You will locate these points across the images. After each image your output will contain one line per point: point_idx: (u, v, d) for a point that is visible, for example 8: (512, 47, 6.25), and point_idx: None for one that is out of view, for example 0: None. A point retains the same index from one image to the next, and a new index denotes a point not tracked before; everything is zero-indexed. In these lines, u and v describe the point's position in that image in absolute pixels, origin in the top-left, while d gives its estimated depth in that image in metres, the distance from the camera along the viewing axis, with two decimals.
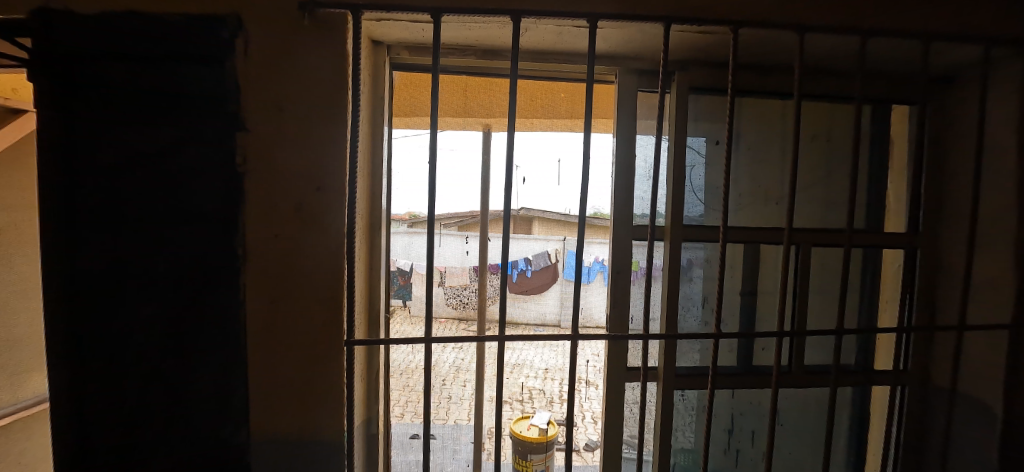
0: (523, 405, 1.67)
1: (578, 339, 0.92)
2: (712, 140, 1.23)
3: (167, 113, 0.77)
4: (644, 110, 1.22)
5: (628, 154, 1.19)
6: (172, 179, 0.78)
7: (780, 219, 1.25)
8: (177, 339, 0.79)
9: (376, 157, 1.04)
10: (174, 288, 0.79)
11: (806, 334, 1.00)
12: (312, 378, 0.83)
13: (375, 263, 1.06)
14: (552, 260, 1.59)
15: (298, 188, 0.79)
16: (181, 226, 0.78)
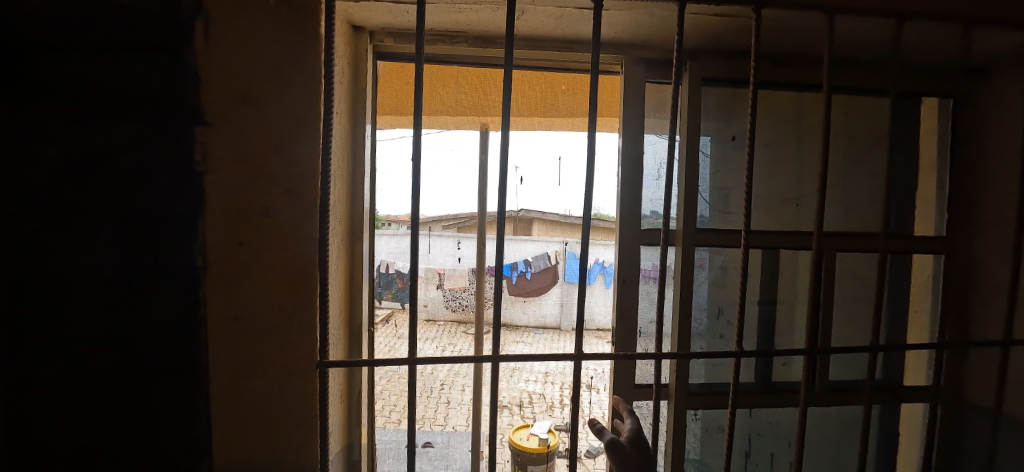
0: (522, 409, 1.67)
1: (582, 360, 0.81)
2: (726, 137, 1.15)
3: (106, 105, 0.66)
4: (653, 106, 1.15)
5: (635, 153, 1.11)
6: (110, 181, 0.67)
7: (804, 222, 1.15)
8: (117, 366, 0.69)
9: (356, 157, 0.94)
10: (113, 308, 0.68)
11: (834, 351, 0.90)
12: (280, 405, 0.73)
13: (356, 276, 0.96)
14: (552, 260, 1.52)
15: (262, 191, 0.70)
16: (122, 236, 0.67)
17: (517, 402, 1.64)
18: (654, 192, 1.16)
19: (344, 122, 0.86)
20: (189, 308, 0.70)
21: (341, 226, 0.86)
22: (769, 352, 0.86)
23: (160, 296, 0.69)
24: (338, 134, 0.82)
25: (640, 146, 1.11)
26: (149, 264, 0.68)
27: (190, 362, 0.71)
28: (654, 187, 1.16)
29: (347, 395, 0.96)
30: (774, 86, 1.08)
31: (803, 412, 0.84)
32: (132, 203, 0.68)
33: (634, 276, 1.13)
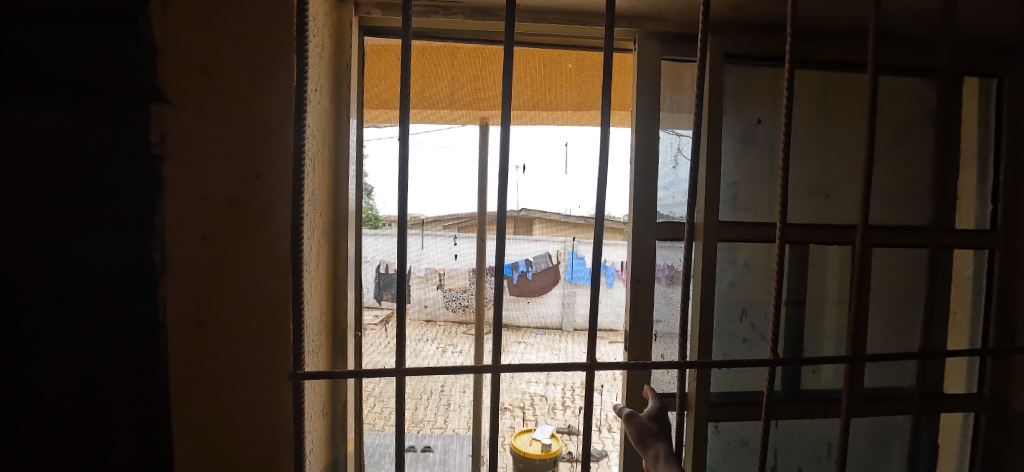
0: (524, 413, 1.52)
1: (595, 369, 0.73)
2: (753, 119, 1.13)
3: (30, 73, 0.54)
4: (666, 98, 1.11)
5: (649, 145, 1.05)
6: (36, 166, 0.55)
7: (831, 216, 1.08)
8: (54, 387, 0.58)
9: (340, 143, 0.84)
10: (53, 321, 0.57)
11: (873, 357, 0.81)
12: (250, 426, 0.64)
13: (341, 275, 0.87)
14: (553, 261, 1.39)
15: (229, 179, 0.61)
16: (55, 232, 0.56)
17: (517, 402, 1.52)
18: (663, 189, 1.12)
19: (327, 103, 0.77)
20: (137, 318, 0.59)
21: (323, 220, 0.77)
22: (804, 361, 0.76)
23: (102, 304, 0.58)
24: (320, 116, 0.73)
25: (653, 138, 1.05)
26: (86, 267, 0.57)
27: (137, 382, 0.60)
28: (670, 180, 1.12)
29: (331, 410, 0.86)
30: (815, 64, 1.02)
31: (846, 428, 0.75)
32: (66, 192, 0.56)
33: (649, 272, 1.06)
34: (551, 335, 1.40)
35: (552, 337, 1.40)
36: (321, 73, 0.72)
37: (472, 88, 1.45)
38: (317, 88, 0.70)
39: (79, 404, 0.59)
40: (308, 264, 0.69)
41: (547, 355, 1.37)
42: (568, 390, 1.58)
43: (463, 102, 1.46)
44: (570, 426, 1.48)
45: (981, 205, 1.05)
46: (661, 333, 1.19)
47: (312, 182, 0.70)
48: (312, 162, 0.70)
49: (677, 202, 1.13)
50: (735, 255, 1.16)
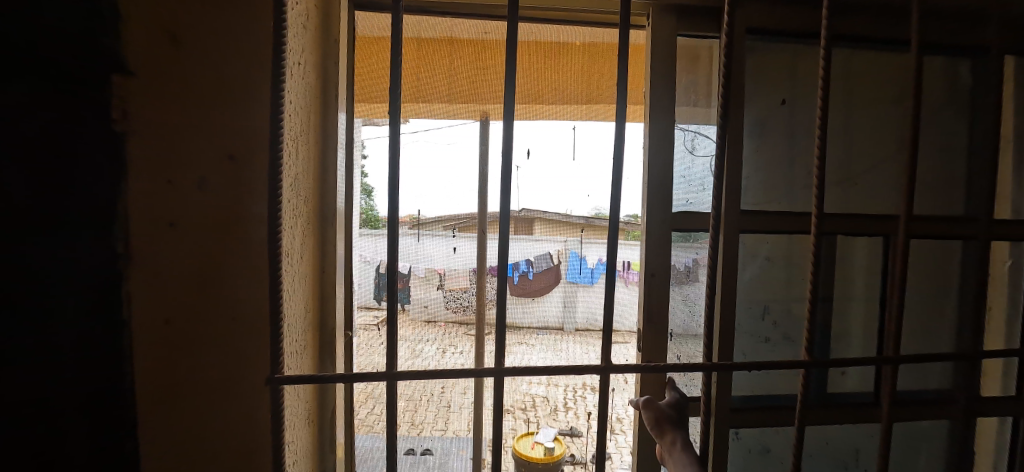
0: (525, 415, 1.42)
1: (609, 372, 0.67)
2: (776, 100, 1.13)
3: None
4: (682, 92, 1.13)
5: (663, 138, 1.06)
6: None
7: (843, 206, 1.07)
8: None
9: (326, 127, 0.79)
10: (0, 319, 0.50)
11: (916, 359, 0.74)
12: (221, 435, 0.57)
13: (329, 269, 0.81)
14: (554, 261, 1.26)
15: (199, 160, 0.54)
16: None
17: (519, 405, 1.42)
18: (680, 183, 1.14)
19: (312, 82, 0.71)
20: (96, 314, 0.52)
21: (309, 209, 0.71)
22: (844, 364, 0.68)
23: (48, 299, 0.51)
24: (303, 94, 0.67)
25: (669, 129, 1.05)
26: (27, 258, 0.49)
27: (99, 385, 0.53)
28: (688, 173, 1.15)
29: (320, 418, 0.80)
30: (849, 40, 1.02)
31: (886, 430, 0.70)
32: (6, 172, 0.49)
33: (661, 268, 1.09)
34: (547, 338, 1.33)
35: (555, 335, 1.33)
36: (304, 46, 0.66)
37: (472, 80, 1.36)
38: (299, 62, 0.64)
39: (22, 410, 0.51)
40: (289, 256, 0.62)
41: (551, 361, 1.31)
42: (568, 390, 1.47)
43: (461, 93, 1.36)
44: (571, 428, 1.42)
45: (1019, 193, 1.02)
46: (674, 334, 1.21)
47: (294, 165, 0.63)
48: (294, 144, 0.63)
49: (695, 196, 1.16)
50: (761, 248, 1.13)
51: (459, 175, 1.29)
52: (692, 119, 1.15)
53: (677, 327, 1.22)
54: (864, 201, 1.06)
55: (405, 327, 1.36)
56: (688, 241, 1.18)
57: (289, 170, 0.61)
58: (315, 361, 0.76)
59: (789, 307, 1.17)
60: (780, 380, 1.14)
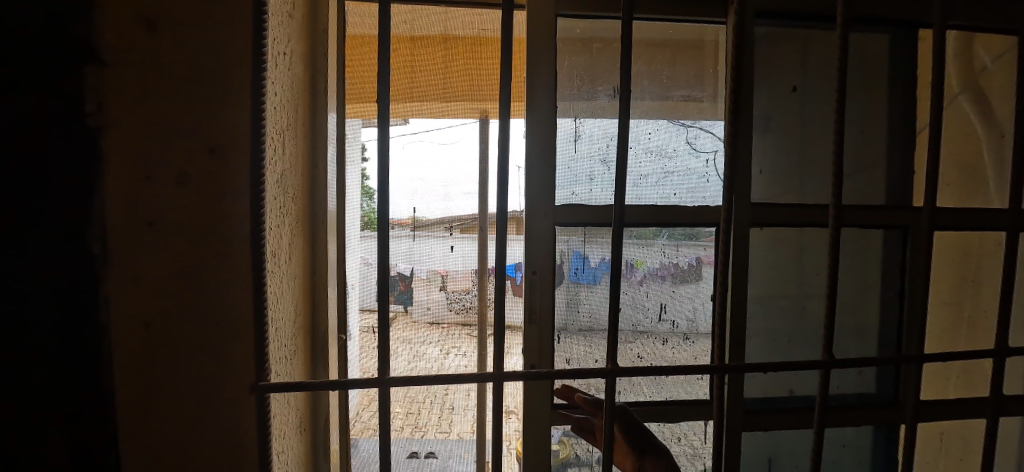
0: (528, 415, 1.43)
1: (615, 377, 0.60)
2: (786, 87, 1.13)
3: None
4: (565, 82, 1.17)
5: (540, 133, 1.13)
6: None
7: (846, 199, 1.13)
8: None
9: (314, 123, 0.75)
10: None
11: (952, 358, 0.68)
12: (205, 448, 0.54)
13: (320, 271, 0.78)
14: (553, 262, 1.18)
15: (180, 153, 0.51)
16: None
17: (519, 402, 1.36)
18: (565, 175, 1.15)
19: (299, 74, 0.67)
20: (73, 318, 0.50)
21: (297, 208, 0.68)
22: (867, 365, 0.64)
23: (27, 303, 0.49)
24: (289, 85, 0.63)
25: (548, 123, 1.13)
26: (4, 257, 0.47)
27: (79, 393, 0.50)
28: (572, 163, 1.16)
29: (310, 430, 0.75)
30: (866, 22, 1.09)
31: (911, 430, 0.67)
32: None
33: (545, 265, 1.16)
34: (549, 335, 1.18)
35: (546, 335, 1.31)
36: (290, 35, 0.63)
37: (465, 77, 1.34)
38: (284, 52, 0.61)
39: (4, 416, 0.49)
40: (274, 257, 0.59)
41: (544, 358, 1.19)
42: None
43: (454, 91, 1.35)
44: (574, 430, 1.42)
45: (1000, 183, 1.05)
46: (683, 335, 1.20)
47: (278, 160, 0.60)
48: (280, 137, 0.60)
49: (576, 189, 1.16)
50: (772, 239, 1.12)
51: (459, 173, 1.26)
52: (579, 107, 1.17)
53: (681, 328, 1.20)
54: (860, 193, 1.11)
55: (404, 329, 1.31)
56: (692, 238, 1.16)
57: (273, 164, 0.58)
58: (306, 367, 0.73)
59: (800, 304, 1.16)
60: (791, 378, 1.15)
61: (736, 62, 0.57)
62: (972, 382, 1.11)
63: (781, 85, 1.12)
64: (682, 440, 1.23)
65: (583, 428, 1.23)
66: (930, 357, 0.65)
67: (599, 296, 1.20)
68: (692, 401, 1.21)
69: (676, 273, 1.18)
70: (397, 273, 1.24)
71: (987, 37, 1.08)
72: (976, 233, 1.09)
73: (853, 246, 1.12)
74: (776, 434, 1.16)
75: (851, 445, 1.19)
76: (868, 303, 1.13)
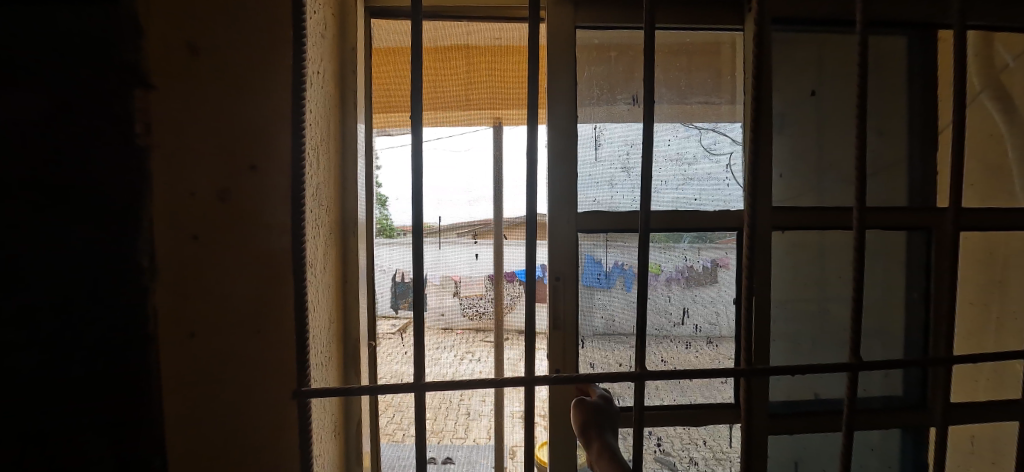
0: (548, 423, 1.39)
1: (645, 380, 0.61)
2: (805, 91, 1.13)
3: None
4: (587, 91, 1.19)
5: (560, 140, 1.15)
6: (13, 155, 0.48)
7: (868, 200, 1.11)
8: (22, 418, 0.49)
9: (345, 135, 0.78)
10: (32, 332, 0.49)
11: (985, 359, 0.67)
12: (246, 449, 0.56)
13: (351, 280, 0.81)
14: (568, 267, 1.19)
15: (224, 169, 0.54)
16: (14, 235, 0.48)
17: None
18: (590, 181, 1.17)
19: (331, 91, 0.71)
20: (122, 330, 0.52)
21: (330, 219, 0.71)
22: (895, 367, 0.63)
23: (73, 316, 0.50)
24: (323, 102, 0.67)
25: (568, 131, 1.15)
26: (56, 272, 0.49)
27: (127, 404, 0.52)
28: (594, 172, 1.17)
29: (342, 436, 0.77)
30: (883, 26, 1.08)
31: (942, 434, 0.66)
32: (22, 187, 0.48)
33: (568, 270, 1.17)
34: (569, 338, 1.20)
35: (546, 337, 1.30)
36: (322, 55, 0.66)
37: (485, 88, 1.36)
38: (318, 72, 0.64)
39: (54, 428, 0.50)
40: (312, 267, 0.62)
41: (566, 362, 1.19)
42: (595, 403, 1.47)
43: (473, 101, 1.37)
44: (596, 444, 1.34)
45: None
46: (705, 337, 1.20)
47: (315, 175, 0.63)
48: (316, 152, 0.64)
49: (596, 194, 1.17)
50: (793, 240, 1.11)
51: (476, 180, 1.29)
52: (597, 114, 1.19)
53: (700, 332, 1.20)
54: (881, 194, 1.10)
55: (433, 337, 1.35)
56: (704, 241, 1.16)
57: (310, 179, 0.61)
58: (339, 372, 0.75)
59: (823, 307, 1.16)
60: (818, 381, 1.14)
61: (756, 69, 0.58)
62: (1002, 385, 1.09)
63: (799, 89, 1.12)
64: (703, 442, 1.24)
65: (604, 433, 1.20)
66: (959, 358, 0.65)
67: (617, 300, 1.22)
68: (712, 403, 1.21)
69: (694, 276, 1.18)
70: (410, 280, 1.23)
71: (1006, 37, 1.08)
72: (1003, 233, 1.07)
73: (877, 249, 1.11)
74: (800, 436, 1.15)
75: (878, 450, 1.17)
76: (893, 304, 1.12)
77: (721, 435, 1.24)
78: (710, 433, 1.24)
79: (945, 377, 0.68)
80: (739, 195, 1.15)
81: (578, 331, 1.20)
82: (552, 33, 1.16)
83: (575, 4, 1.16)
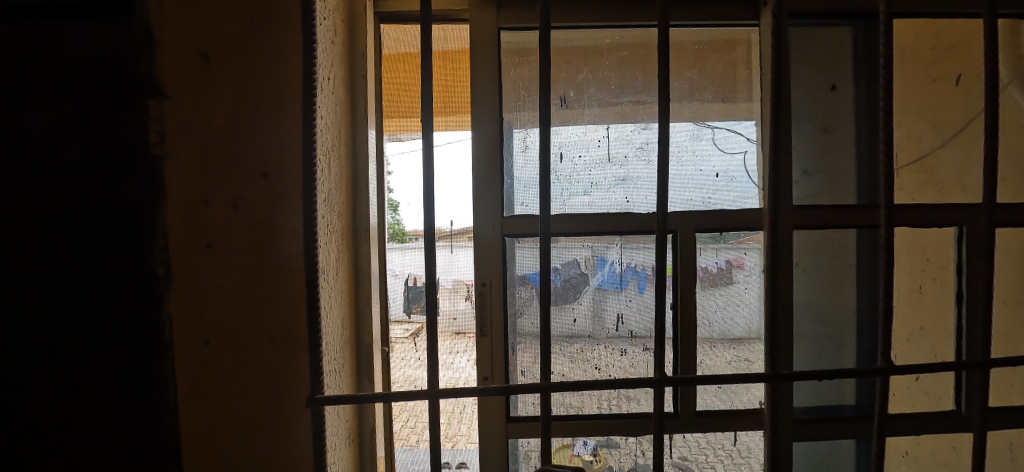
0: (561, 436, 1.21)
1: (665, 386, 0.59)
2: (827, 85, 1.14)
3: (21, 70, 0.49)
4: (512, 94, 1.20)
5: (488, 148, 1.17)
6: (43, 168, 0.49)
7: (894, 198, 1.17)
8: (63, 420, 0.52)
9: (355, 140, 0.77)
10: (68, 336, 0.51)
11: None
12: (265, 455, 0.56)
13: (363, 285, 0.80)
14: (581, 270, 1.18)
15: (236, 176, 0.54)
16: (54, 247, 0.50)
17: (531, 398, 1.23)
18: (521, 183, 1.20)
19: (340, 97, 0.70)
20: (142, 336, 0.52)
21: (342, 225, 0.70)
22: (929, 371, 0.61)
23: (102, 322, 0.51)
24: (333, 108, 0.66)
25: (492, 137, 1.17)
26: (87, 280, 0.51)
27: (145, 415, 0.52)
28: (523, 172, 1.20)
29: (353, 444, 0.74)
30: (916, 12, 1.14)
31: (980, 440, 0.63)
32: (59, 199, 0.50)
33: (495, 276, 1.19)
34: (500, 341, 1.21)
35: (482, 347, 1.22)
36: (332, 61, 0.66)
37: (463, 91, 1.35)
38: (328, 78, 0.64)
39: (89, 429, 0.52)
40: (324, 274, 0.62)
41: (494, 366, 1.21)
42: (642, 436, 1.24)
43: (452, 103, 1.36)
44: (620, 454, 1.24)
45: None
46: (722, 337, 1.19)
47: (326, 181, 0.63)
48: (327, 159, 0.63)
49: (607, 194, 1.15)
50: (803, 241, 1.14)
51: (459, 181, 1.21)
52: (608, 114, 1.17)
53: (714, 335, 1.18)
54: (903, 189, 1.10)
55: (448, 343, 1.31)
56: (714, 241, 1.15)
57: (321, 185, 0.61)
58: (353, 379, 0.75)
59: (843, 304, 1.16)
60: (843, 385, 1.17)
61: (774, 64, 0.56)
62: None
63: (821, 84, 1.14)
64: (724, 446, 1.22)
65: (617, 437, 1.22)
66: (999, 360, 0.62)
67: (629, 304, 1.19)
68: (734, 406, 1.20)
69: (687, 278, 1.15)
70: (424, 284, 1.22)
71: None
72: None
73: (909, 245, 1.18)
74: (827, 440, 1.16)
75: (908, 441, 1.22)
76: (922, 301, 1.20)
77: (742, 437, 1.22)
78: (730, 436, 1.22)
79: (982, 380, 0.65)
80: (755, 192, 1.15)
81: (510, 332, 1.23)
82: (485, 35, 1.17)
83: (586, 6, 1.16)
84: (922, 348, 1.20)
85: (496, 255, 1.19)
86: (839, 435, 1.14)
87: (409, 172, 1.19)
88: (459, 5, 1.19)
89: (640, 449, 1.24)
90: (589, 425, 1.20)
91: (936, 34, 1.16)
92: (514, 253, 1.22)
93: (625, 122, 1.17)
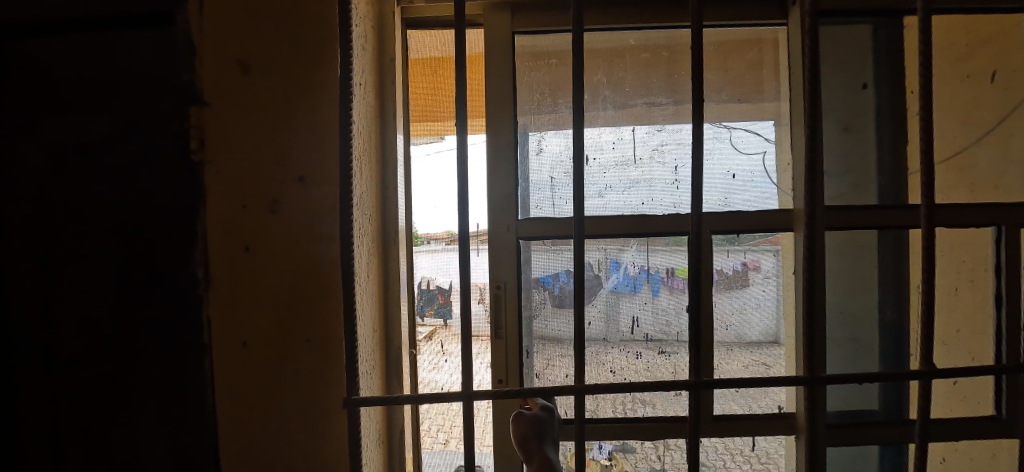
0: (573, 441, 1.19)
1: (700, 389, 0.58)
2: (857, 84, 1.13)
3: (72, 72, 0.51)
4: (537, 97, 1.20)
5: (511, 153, 1.18)
6: (95, 169, 0.51)
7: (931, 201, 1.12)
8: (106, 422, 0.53)
9: (384, 144, 0.79)
10: (117, 333, 0.53)
11: None
12: (301, 452, 0.57)
13: (394, 286, 0.81)
14: (592, 273, 1.18)
15: (273, 182, 0.55)
16: (103, 247, 0.52)
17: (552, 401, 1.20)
18: (542, 186, 1.19)
19: (370, 103, 0.72)
20: (184, 336, 0.53)
21: (373, 227, 0.72)
22: (969, 375, 0.59)
23: (147, 320, 0.53)
24: (364, 113, 0.68)
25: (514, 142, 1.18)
26: (135, 278, 0.52)
27: (187, 411, 0.54)
28: (546, 174, 1.19)
29: (383, 445, 0.75)
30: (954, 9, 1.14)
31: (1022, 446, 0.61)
32: (107, 201, 0.51)
33: (509, 279, 1.19)
34: (522, 342, 1.22)
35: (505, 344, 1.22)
36: (363, 67, 0.67)
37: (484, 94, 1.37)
38: (360, 84, 0.65)
39: (135, 424, 0.53)
40: (358, 276, 0.63)
41: (517, 368, 1.23)
42: (661, 441, 1.22)
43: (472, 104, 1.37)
44: (636, 457, 1.22)
45: None
46: (743, 340, 1.18)
47: (360, 186, 0.65)
48: (360, 163, 0.65)
49: (627, 197, 1.15)
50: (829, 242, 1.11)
51: (485, 186, 1.19)
52: (633, 116, 1.16)
53: (733, 338, 1.17)
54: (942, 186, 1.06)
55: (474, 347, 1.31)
56: (735, 244, 1.14)
57: (355, 190, 0.63)
58: (383, 381, 0.76)
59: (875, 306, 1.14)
60: (875, 392, 1.15)
61: (811, 64, 0.55)
62: None
63: (850, 84, 1.13)
64: (746, 450, 1.20)
65: (633, 442, 1.21)
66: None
67: (647, 307, 1.18)
68: (758, 410, 1.18)
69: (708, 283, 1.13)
70: (435, 287, 1.24)
71: None
72: None
73: (949, 247, 1.16)
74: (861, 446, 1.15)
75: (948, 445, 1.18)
76: (958, 303, 1.17)
77: (763, 443, 1.20)
78: (752, 440, 1.19)
79: None
80: (773, 194, 1.13)
81: (533, 335, 1.23)
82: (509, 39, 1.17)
83: (611, 8, 1.16)
84: (959, 353, 1.17)
85: (524, 260, 1.20)
86: (872, 441, 1.12)
87: (434, 174, 1.19)
88: (482, 9, 1.20)
89: (657, 454, 1.23)
90: (610, 427, 1.19)
91: (969, 31, 1.14)
92: (529, 256, 1.20)
93: (648, 124, 1.16)
